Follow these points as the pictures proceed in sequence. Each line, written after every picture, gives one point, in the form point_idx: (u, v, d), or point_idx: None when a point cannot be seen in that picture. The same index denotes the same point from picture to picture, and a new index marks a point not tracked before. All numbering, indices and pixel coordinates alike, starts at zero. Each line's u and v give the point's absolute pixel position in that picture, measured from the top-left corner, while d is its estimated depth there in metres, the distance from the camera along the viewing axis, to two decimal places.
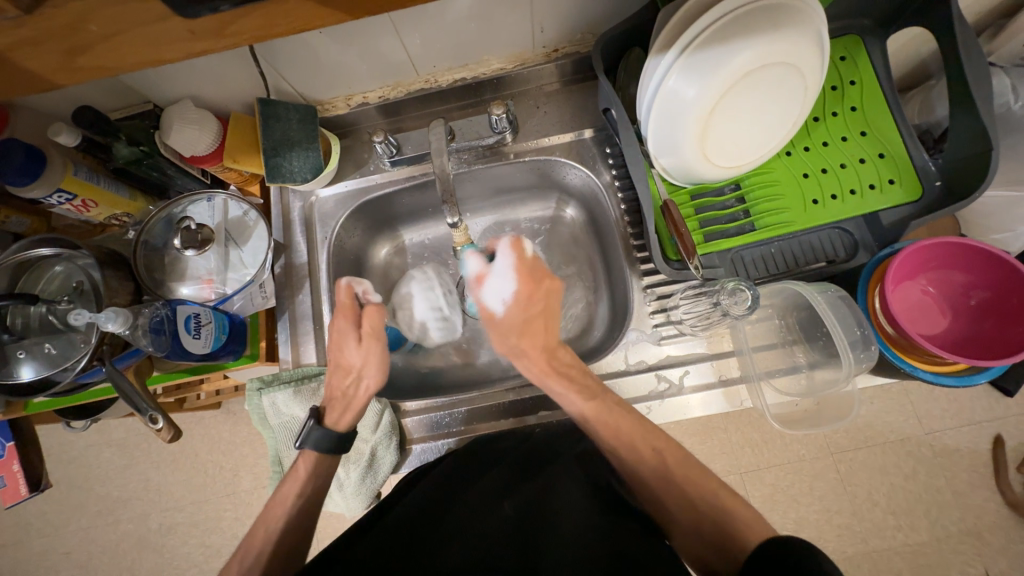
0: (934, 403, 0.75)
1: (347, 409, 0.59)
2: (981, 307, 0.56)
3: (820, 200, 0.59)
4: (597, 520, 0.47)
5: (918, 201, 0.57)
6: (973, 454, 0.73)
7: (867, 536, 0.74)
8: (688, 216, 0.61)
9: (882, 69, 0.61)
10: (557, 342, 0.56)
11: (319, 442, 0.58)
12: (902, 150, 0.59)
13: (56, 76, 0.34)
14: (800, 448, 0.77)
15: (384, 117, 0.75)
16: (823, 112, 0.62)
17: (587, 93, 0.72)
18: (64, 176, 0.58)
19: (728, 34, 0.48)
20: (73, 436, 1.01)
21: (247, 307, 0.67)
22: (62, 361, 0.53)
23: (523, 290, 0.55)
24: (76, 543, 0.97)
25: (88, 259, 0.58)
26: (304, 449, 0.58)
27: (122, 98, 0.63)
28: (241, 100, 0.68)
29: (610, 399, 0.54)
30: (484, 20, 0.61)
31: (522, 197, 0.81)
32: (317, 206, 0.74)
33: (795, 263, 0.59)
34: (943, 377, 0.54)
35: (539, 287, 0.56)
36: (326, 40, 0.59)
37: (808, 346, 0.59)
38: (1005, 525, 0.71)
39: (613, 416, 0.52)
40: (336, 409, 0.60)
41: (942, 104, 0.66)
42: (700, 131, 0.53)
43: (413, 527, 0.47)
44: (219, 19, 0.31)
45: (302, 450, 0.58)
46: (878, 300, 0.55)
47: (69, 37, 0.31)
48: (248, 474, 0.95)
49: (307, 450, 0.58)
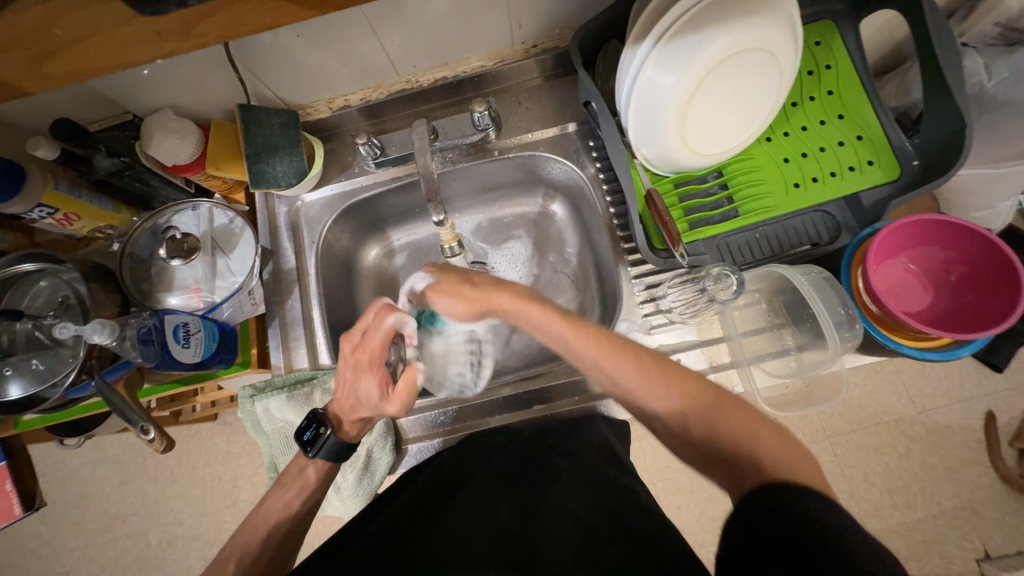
0: (926, 382, 0.76)
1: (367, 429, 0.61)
2: (962, 282, 0.57)
3: (801, 184, 0.60)
4: (589, 512, 0.48)
5: (898, 180, 0.58)
6: (965, 431, 0.74)
7: (865, 515, 0.74)
8: (672, 204, 0.62)
9: (857, 53, 0.61)
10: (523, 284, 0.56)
11: (331, 449, 0.58)
12: (879, 131, 0.59)
13: (25, 82, 0.34)
14: (795, 432, 0.78)
15: (367, 119, 0.75)
16: (800, 97, 0.62)
17: (568, 87, 0.73)
18: (46, 191, 0.58)
19: (701, 22, 0.48)
20: (67, 453, 1.00)
21: (237, 315, 0.67)
22: (50, 377, 0.53)
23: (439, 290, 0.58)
24: (75, 562, 0.96)
25: (73, 273, 0.57)
26: (314, 455, 0.58)
27: (100, 109, 0.62)
28: (222, 107, 0.67)
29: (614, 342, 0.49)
30: (462, 17, 0.61)
31: (507, 193, 0.81)
32: (303, 211, 0.74)
33: (780, 247, 0.60)
34: (927, 353, 0.54)
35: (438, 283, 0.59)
36: (303, 43, 0.59)
37: (795, 328, 0.60)
38: (998, 498, 0.72)
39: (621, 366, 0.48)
40: (349, 422, 0.60)
41: (917, 87, 0.67)
42: (679, 119, 0.54)
43: (403, 532, 0.47)
44: (187, 20, 0.31)
45: (315, 459, 0.59)
46: (861, 280, 0.55)
47: (37, 44, 0.31)
48: (247, 484, 0.95)
49: (320, 458, 0.59)
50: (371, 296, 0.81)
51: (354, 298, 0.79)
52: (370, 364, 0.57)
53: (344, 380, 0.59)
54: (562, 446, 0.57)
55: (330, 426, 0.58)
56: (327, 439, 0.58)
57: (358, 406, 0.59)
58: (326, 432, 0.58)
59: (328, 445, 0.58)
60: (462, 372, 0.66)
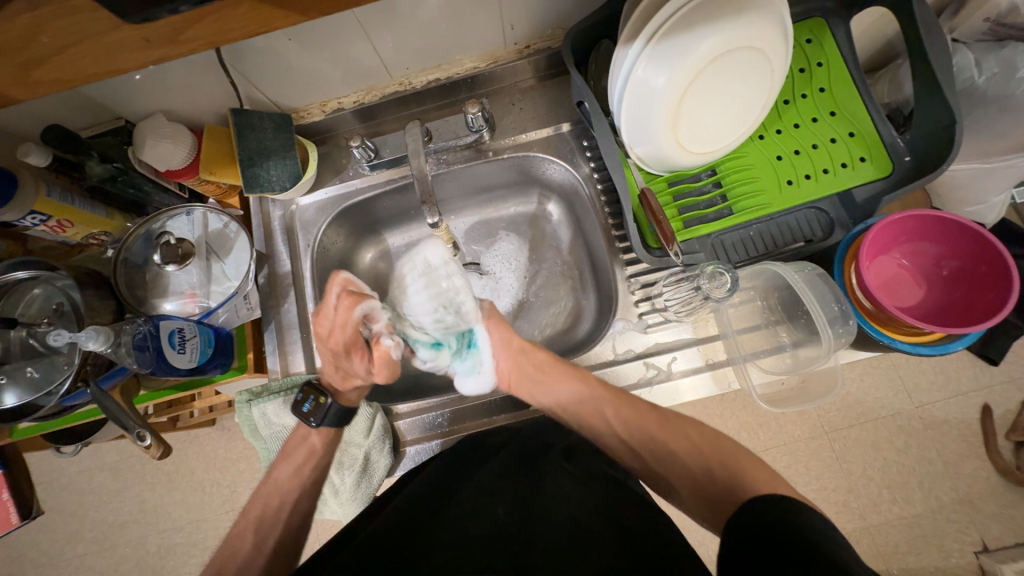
0: (922, 376, 0.76)
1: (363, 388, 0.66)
2: (954, 276, 0.57)
3: (794, 181, 0.60)
4: (583, 510, 0.49)
5: (890, 176, 0.58)
6: (962, 424, 0.75)
7: (863, 511, 0.75)
8: (666, 203, 0.62)
9: (847, 49, 0.62)
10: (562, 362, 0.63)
11: (334, 417, 0.61)
12: (872, 127, 0.60)
13: (14, 90, 0.34)
14: (792, 428, 0.78)
15: (361, 122, 0.75)
16: (792, 94, 0.63)
17: (561, 88, 0.73)
18: (38, 198, 0.58)
19: (692, 22, 0.48)
20: (64, 462, 0.99)
21: (232, 320, 0.66)
22: (45, 384, 0.52)
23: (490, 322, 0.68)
24: (74, 570, 0.96)
25: (67, 280, 0.57)
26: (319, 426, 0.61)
27: (93, 114, 0.62)
28: (214, 111, 0.67)
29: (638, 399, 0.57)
30: (455, 19, 0.61)
31: (503, 195, 0.81)
32: (298, 215, 0.74)
33: (774, 244, 0.60)
34: (919, 347, 0.55)
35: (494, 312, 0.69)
36: (295, 46, 0.59)
37: (791, 325, 0.60)
38: (996, 491, 0.72)
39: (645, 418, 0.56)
40: (345, 389, 0.64)
41: (909, 83, 0.67)
42: (671, 118, 0.54)
43: (406, 529, 0.47)
44: (175, 26, 0.31)
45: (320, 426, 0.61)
46: (854, 276, 0.56)
47: (23, 51, 0.31)
48: (246, 489, 0.94)
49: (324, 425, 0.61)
50: None
51: None
52: (346, 350, 0.63)
53: (338, 374, 0.64)
54: (558, 445, 0.58)
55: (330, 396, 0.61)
56: (331, 406, 0.61)
57: (348, 377, 0.64)
58: (331, 401, 0.61)
59: (333, 409, 0.61)
60: (440, 321, 0.66)
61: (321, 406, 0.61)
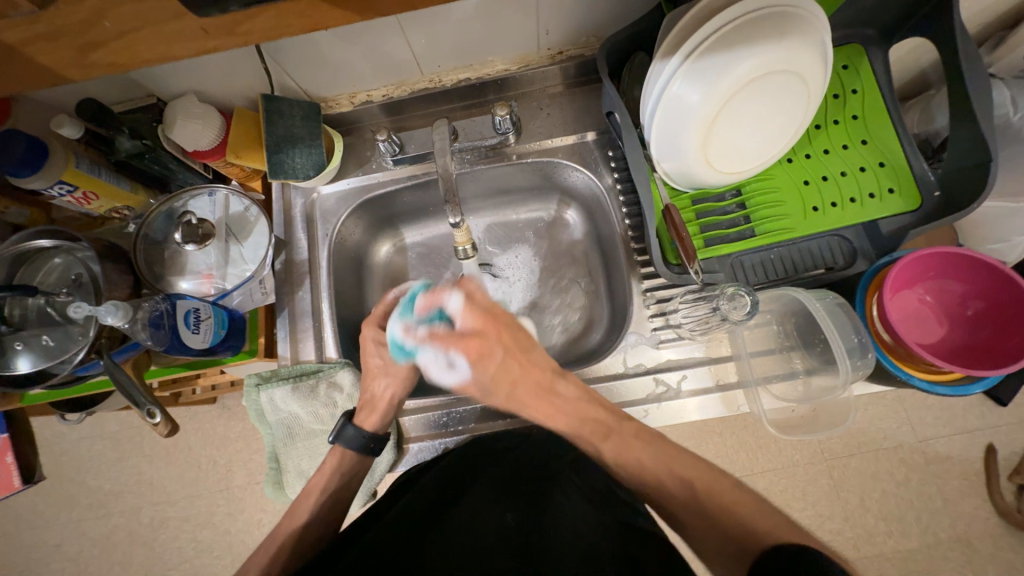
0: (927, 411, 0.75)
1: (376, 409, 0.60)
2: (978, 317, 0.56)
3: (820, 208, 0.60)
4: (590, 518, 0.49)
5: (917, 211, 0.58)
6: (965, 462, 0.74)
7: (858, 541, 0.74)
8: (688, 220, 0.61)
9: (884, 79, 0.61)
10: (551, 377, 0.54)
11: (350, 440, 0.60)
12: (902, 159, 0.59)
13: (67, 70, 0.34)
14: (793, 452, 0.78)
15: (388, 116, 0.75)
16: (824, 119, 0.62)
17: (591, 95, 0.72)
18: (67, 168, 0.58)
19: (734, 40, 0.48)
20: (65, 428, 1.00)
21: (246, 303, 0.67)
22: (61, 353, 0.53)
23: (464, 351, 0.52)
24: (67, 536, 0.97)
25: (87, 251, 0.57)
26: (335, 444, 0.60)
27: (126, 91, 0.62)
28: (245, 96, 0.67)
29: (629, 431, 0.52)
30: (490, 20, 0.61)
31: (522, 198, 0.81)
32: (318, 203, 0.74)
33: (794, 269, 0.60)
34: (938, 387, 0.54)
35: (479, 333, 0.53)
36: (331, 38, 0.60)
37: (806, 352, 0.60)
38: (995, 533, 0.71)
39: (633, 452, 0.51)
40: (369, 416, 0.60)
41: (941, 115, 0.66)
42: (702, 136, 0.54)
43: (402, 542, 0.46)
44: (234, 19, 0.32)
45: (333, 445, 0.60)
46: (876, 307, 0.55)
47: (86, 33, 0.31)
48: (242, 469, 0.95)
49: (339, 445, 0.60)
50: (379, 292, 0.82)
51: (363, 295, 0.79)
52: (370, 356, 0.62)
53: (367, 369, 0.62)
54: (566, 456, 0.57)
55: (348, 420, 0.60)
56: (348, 433, 0.59)
57: (379, 372, 0.61)
58: (344, 422, 0.60)
59: (347, 431, 0.59)
60: None
61: (339, 426, 0.60)
